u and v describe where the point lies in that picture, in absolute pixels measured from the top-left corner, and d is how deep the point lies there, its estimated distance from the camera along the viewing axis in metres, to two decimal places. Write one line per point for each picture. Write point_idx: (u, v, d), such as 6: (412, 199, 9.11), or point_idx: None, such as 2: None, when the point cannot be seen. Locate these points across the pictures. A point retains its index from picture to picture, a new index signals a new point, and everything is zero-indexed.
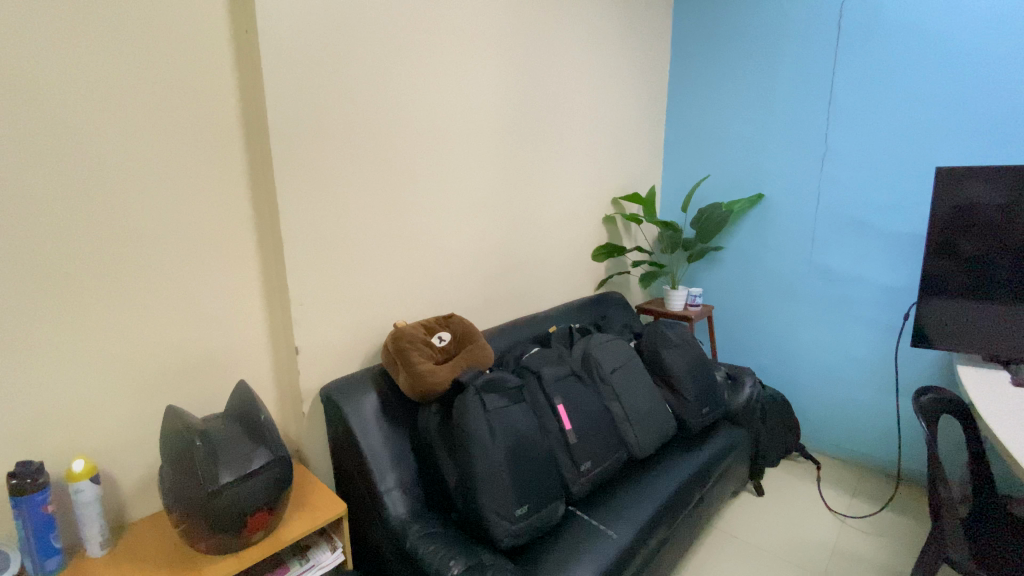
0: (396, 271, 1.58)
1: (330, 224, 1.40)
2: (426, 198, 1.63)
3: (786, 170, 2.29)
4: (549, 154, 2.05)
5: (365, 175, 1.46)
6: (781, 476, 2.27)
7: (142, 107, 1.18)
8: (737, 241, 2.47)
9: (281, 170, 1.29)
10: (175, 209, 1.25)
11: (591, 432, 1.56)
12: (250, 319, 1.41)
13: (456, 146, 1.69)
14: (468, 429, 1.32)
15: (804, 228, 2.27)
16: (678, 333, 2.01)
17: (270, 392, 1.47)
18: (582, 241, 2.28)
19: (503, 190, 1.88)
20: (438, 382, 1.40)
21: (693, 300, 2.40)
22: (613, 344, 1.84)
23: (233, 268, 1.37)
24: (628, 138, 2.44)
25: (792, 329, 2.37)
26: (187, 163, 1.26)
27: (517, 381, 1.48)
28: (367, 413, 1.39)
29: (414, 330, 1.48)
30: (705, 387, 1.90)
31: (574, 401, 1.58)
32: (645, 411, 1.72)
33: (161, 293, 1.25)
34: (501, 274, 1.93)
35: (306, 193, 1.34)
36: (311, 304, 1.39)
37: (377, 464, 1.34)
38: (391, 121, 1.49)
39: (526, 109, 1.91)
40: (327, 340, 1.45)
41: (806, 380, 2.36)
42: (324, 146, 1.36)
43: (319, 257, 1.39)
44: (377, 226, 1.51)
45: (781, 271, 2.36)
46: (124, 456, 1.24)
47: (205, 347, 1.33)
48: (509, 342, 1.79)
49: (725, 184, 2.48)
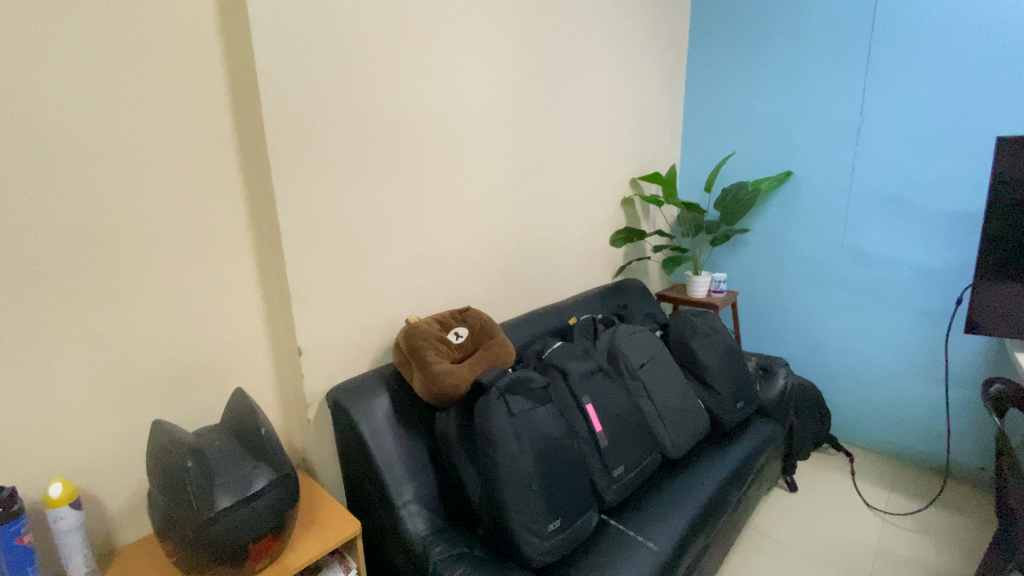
0: (405, 262, 1.44)
1: (332, 211, 1.26)
2: (437, 182, 1.48)
3: (817, 147, 2.14)
4: (565, 133, 1.90)
5: (370, 156, 1.31)
6: (814, 470, 2.15)
7: (117, 79, 1.03)
8: (763, 222, 2.33)
9: (277, 151, 1.15)
10: (160, 197, 1.11)
11: (622, 433, 1.43)
12: (247, 318, 1.27)
13: (467, 124, 1.54)
14: (492, 435, 1.19)
15: (837, 207, 2.12)
16: (707, 322, 1.88)
17: (272, 398, 1.33)
18: (600, 225, 2.14)
19: (518, 172, 1.74)
20: (457, 386, 1.26)
21: (717, 286, 2.26)
22: (641, 336, 1.70)
23: (227, 261, 1.22)
24: (646, 115, 2.29)
25: (823, 315, 2.24)
26: (170, 144, 1.11)
27: (543, 380, 1.35)
28: (380, 420, 1.26)
29: (428, 326, 1.35)
30: (738, 380, 1.78)
31: (603, 399, 1.46)
32: (678, 407, 1.60)
33: (146, 293, 1.11)
34: (517, 264, 1.79)
35: (305, 177, 1.20)
36: (313, 300, 1.26)
37: (392, 476, 1.22)
38: (397, 97, 1.34)
39: (540, 83, 1.76)
40: (333, 340, 1.31)
41: (838, 368, 2.23)
42: (324, 123, 1.21)
43: (322, 247, 1.25)
44: (385, 213, 1.37)
45: (811, 254, 2.22)
46: (111, 474, 1.11)
47: (198, 350, 1.20)
48: (527, 335, 1.65)
49: (751, 163, 2.33)
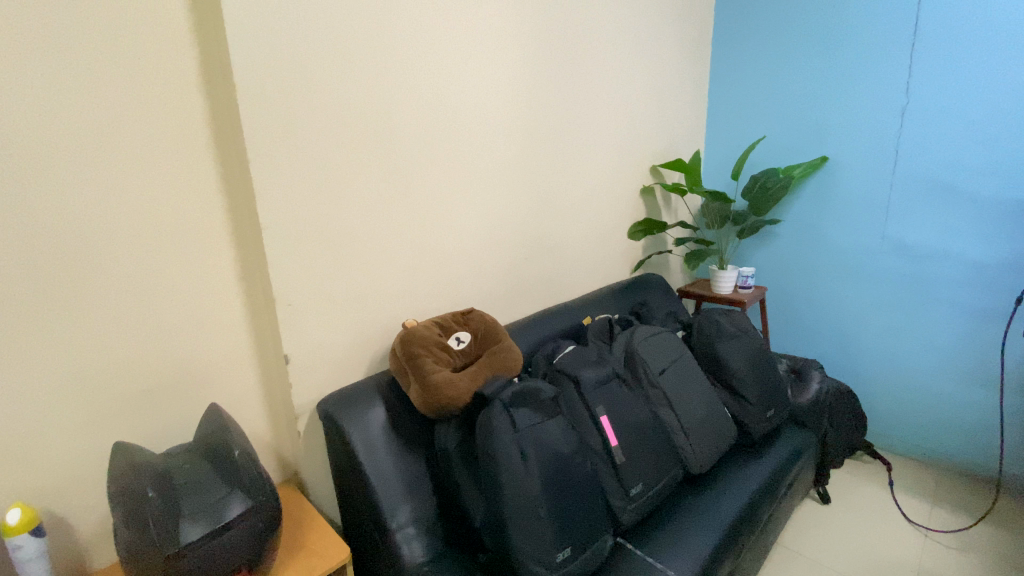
0: (403, 261, 1.32)
1: (320, 206, 1.15)
2: (438, 173, 1.36)
3: (857, 129, 1.95)
4: (580, 116, 1.75)
5: (362, 144, 1.19)
6: (848, 479, 2.00)
7: (71, 61, 0.93)
8: (796, 212, 2.16)
9: (254, 140, 1.03)
10: (125, 192, 1.01)
11: (640, 448, 1.30)
12: (229, 323, 1.17)
13: (471, 109, 1.40)
14: (495, 453, 1.08)
15: (878, 195, 1.94)
16: (733, 322, 1.73)
17: (259, 409, 1.23)
18: (617, 216, 1.99)
19: (529, 161, 1.60)
20: (457, 398, 1.15)
21: (744, 281, 2.10)
22: (661, 338, 1.56)
23: (205, 261, 1.12)
24: (668, 97, 2.12)
25: (861, 312, 2.07)
26: (135, 133, 1.01)
27: (552, 391, 1.22)
28: (374, 434, 1.15)
29: (426, 330, 1.23)
30: (768, 386, 1.63)
31: (619, 409, 1.32)
32: (702, 417, 1.46)
33: (112, 297, 1.02)
34: (526, 261, 1.66)
35: (287, 168, 1.09)
36: (300, 303, 1.15)
37: (387, 496, 1.11)
38: (392, 78, 1.21)
39: (554, 63, 1.60)
40: (323, 346, 1.20)
41: (876, 370, 2.07)
42: (309, 108, 1.09)
43: (308, 245, 1.14)
44: (379, 207, 1.25)
45: (848, 246, 2.05)
46: (80, 493, 1.02)
47: (175, 358, 1.10)
48: (536, 338, 1.52)
49: (782, 148, 2.15)
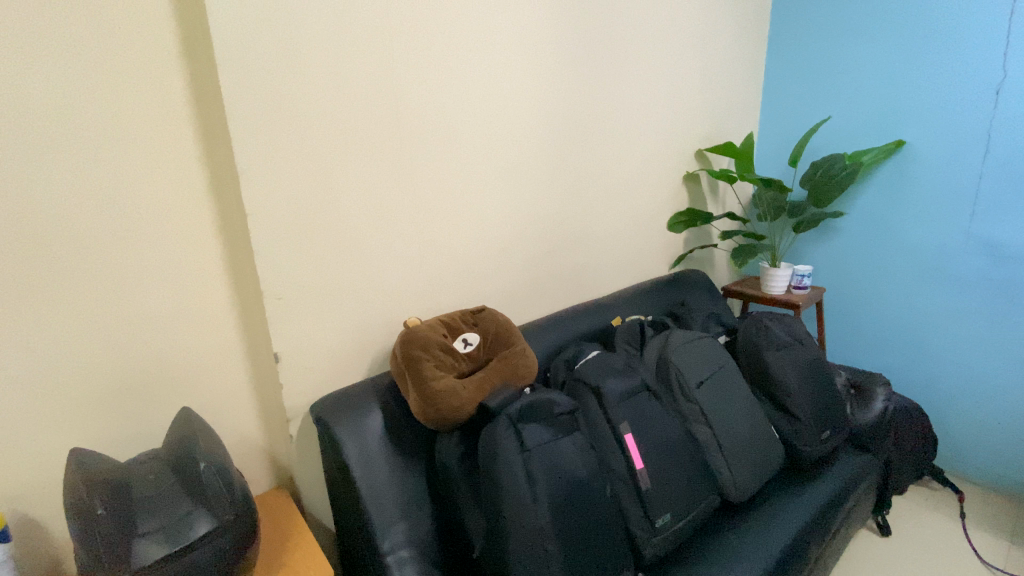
0: (409, 255, 1.20)
1: (313, 193, 1.03)
2: (450, 157, 1.22)
3: (940, 109, 1.69)
4: (616, 98, 1.57)
5: (363, 125, 1.07)
6: (911, 507, 1.77)
7: (37, 26, 0.84)
8: (863, 204, 1.90)
9: (237, 116, 0.92)
10: (97, 171, 0.92)
11: (669, 471, 1.14)
12: (218, 318, 1.08)
13: (489, 86, 1.26)
14: (498, 475, 0.95)
15: (966, 186, 1.67)
16: (785, 328, 1.52)
17: (251, 409, 1.14)
18: (656, 207, 1.80)
19: (555, 146, 1.45)
20: (460, 408, 1.02)
21: (800, 280, 1.87)
22: (700, 344, 1.38)
23: (191, 251, 1.03)
24: (717, 74, 1.90)
25: (936, 321, 1.81)
26: (107, 106, 0.91)
27: (568, 404, 1.07)
28: (369, 444, 1.04)
29: (429, 330, 1.10)
30: (824, 403, 1.43)
31: (646, 426, 1.16)
32: (744, 437, 1.28)
33: (83, 287, 0.93)
34: (549, 255, 1.51)
35: (275, 149, 0.97)
36: (291, 299, 1.04)
37: (379, 513, 1.00)
38: (398, 52, 1.08)
39: (587, 36, 1.44)
40: (317, 346, 1.10)
41: (952, 386, 1.81)
42: (301, 82, 0.98)
43: (301, 235, 1.03)
44: (381, 196, 1.12)
45: (925, 244, 1.79)
46: (53, 494, 0.96)
47: (156, 354, 1.02)
48: (556, 341, 1.38)
49: (849, 131, 1.89)
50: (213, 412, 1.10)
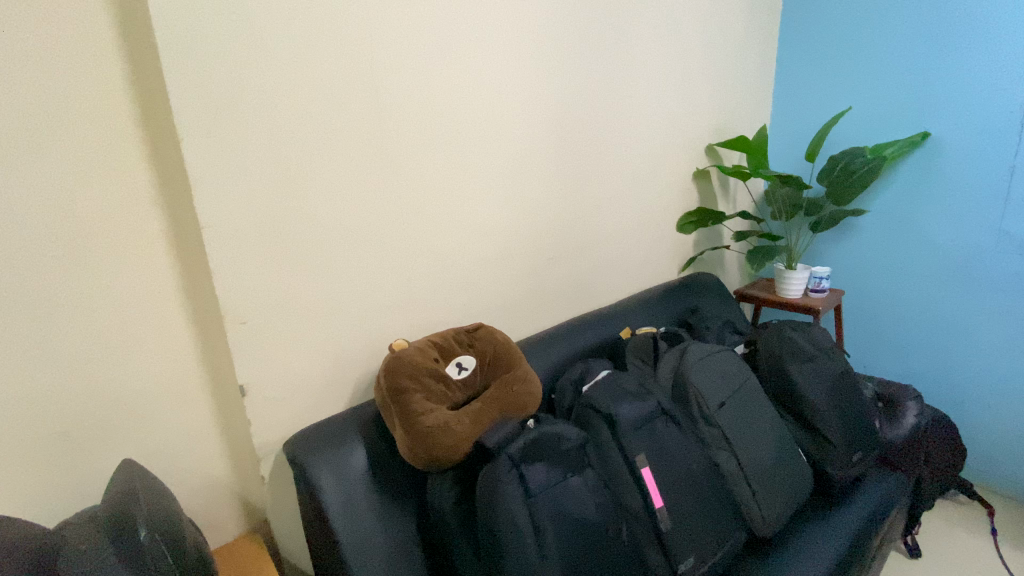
0: (395, 268, 1.07)
1: (281, 200, 0.90)
2: (440, 157, 1.10)
3: (968, 98, 1.56)
4: (621, 94, 1.45)
5: (341, 127, 0.94)
6: (939, 524, 1.64)
7: None
8: (884, 200, 1.77)
9: (188, 115, 0.79)
10: (25, 178, 0.78)
11: (690, 508, 1.01)
12: (177, 347, 0.94)
13: (483, 77, 1.13)
14: (499, 526, 0.82)
15: (998, 180, 1.55)
16: (809, 338, 1.39)
17: (217, 446, 1.01)
18: (663, 208, 1.68)
19: (556, 143, 1.32)
20: (453, 447, 0.88)
21: (818, 283, 1.74)
22: (719, 359, 1.25)
23: (142, 272, 0.89)
24: (727, 64, 1.78)
25: (963, 324, 1.69)
26: (30, 101, 0.77)
27: (577, 437, 0.94)
28: (350, 486, 0.91)
29: (419, 354, 0.96)
30: (854, 421, 1.30)
31: (664, 456, 1.04)
32: (771, 463, 1.16)
33: (12, 314, 0.79)
34: (550, 263, 1.38)
35: (235, 151, 0.84)
36: (258, 322, 0.91)
37: (363, 567, 0.87)
38: (380, 45, 0.96)
39: (591, 22, 1.31)
40: (291, 376, 0.96)
41: (980, 394, 1.69)
42: (265, 74, 0.85)
43: (268, 250, 0.90)
44: (363, 205, 1.00)
45: (952, 242, 1.66)
46: None
47: (100, 389, 0.88)
48: (560, 357, 1.25)
49: (869, 123, 1.77)
50: (172, 452, 0.96)
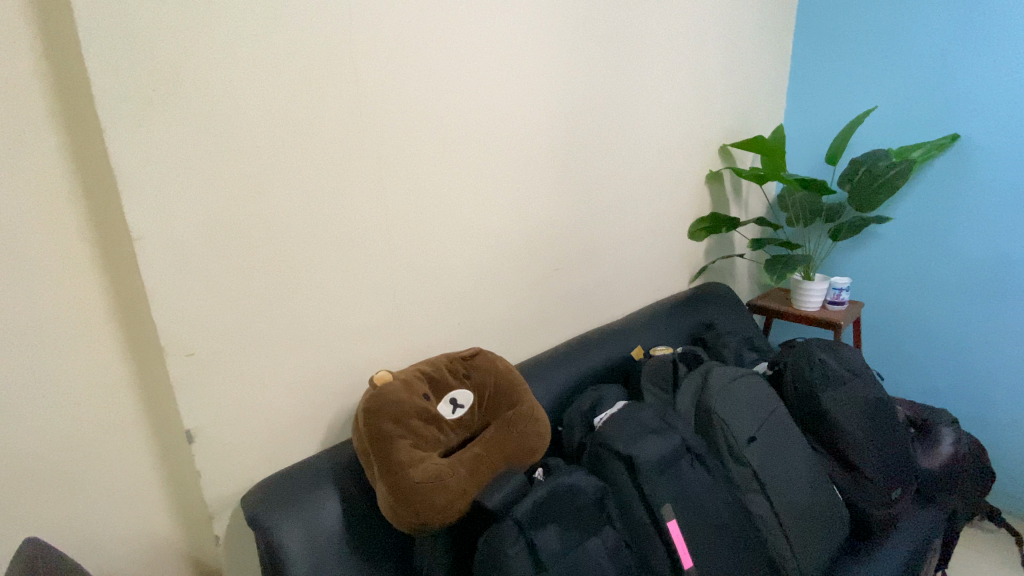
0: (376, 286, 0.91)
1: (235, 207, 0.74)
2: (429, 155, 0.94)
3: (1003, 99, 1.44)
4: (631, 96, 1.32)
5: (314, 126, 0.79)
6: (968, 555, 1.51)
7: None
8: (909, 206, 1.65)
9: (118, 99, 0.63)
10: None
11: (722, 566, 0.87)
12: (113, 384, 0.78)
13: (479, 65, 0.98)
14: None
15: None
16: (839, 359, 1.26)
17: (160, 499, 0.84)
18: (674, 215, 1.54)
19: (561, 147, 1.18)
20: (448, 507, 0.73)
21: (838, 295, 1.63)
22: (746, 385, 1.11)
23: (63, 293, 0.72)
24: (741, 61, 1.65)
25: (993, 339, 1.57)
26: None
27: (594, 488, 0.80)
28: (320, 548, 0.75)
29: (406, 390, 0.80)
30: (893, 452, 1.17)
31: (691, 506, 0.90)
32: (809, 506, 1.02)
33: None
34: (553, 278, 1.24)
35: (178, 146, 0.68)
36: (207, 354, 0.75)
37: None
38: (365, 35, 0.82)
39: (601, 16, 1.18)
40: (250, 417, 0.80)
41: (1010, 414, 1.57)
42: (215, 53, 0.69)
43: (221, 268, 0.74)
44: (339, 217, 0.84)
45: (982, 251, 1.54)
46: None
47: (6, 440, 0.71)
48: (567, 383, 1.11)
49: (892, 125, 1.65)
50: (104, 510, 0.79)
